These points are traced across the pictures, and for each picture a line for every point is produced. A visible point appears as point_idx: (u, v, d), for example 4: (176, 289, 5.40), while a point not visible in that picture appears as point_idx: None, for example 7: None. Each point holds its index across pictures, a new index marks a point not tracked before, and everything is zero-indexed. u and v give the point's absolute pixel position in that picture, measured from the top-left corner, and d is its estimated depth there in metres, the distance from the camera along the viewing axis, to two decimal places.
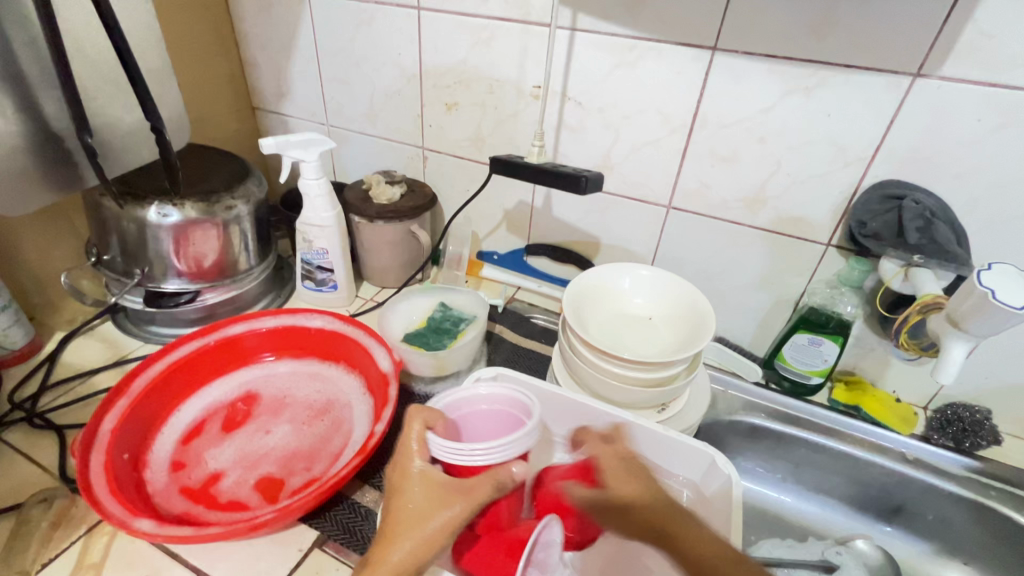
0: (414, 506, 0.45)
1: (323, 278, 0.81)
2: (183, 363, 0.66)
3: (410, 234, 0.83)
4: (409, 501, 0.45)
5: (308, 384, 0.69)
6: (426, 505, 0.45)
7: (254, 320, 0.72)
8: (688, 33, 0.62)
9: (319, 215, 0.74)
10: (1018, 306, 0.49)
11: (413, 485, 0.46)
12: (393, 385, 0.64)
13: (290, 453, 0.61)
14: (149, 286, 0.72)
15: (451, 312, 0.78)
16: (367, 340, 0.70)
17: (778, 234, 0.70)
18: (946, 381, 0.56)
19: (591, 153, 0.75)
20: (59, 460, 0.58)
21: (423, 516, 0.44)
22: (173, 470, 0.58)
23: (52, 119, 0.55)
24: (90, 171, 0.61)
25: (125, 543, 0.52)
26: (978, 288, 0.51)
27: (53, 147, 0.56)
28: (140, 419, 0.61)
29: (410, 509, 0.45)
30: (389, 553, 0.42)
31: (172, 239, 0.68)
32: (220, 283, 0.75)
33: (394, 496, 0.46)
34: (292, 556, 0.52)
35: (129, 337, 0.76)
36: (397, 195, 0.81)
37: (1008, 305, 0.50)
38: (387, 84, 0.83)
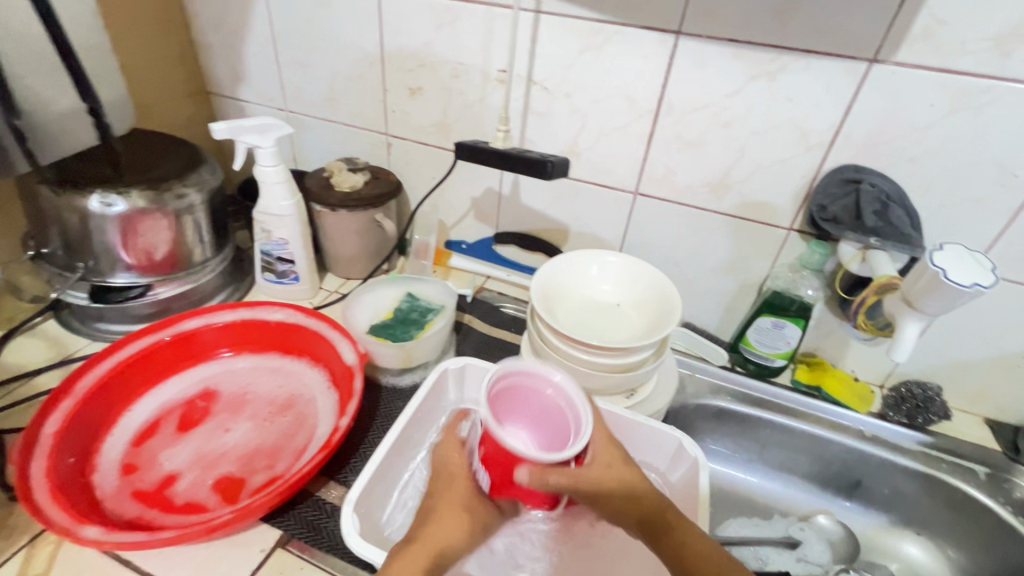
0: (459, 510, 0.46)
1: (283, 269, 0.78)
2: (134, 360, 0.63)
3: (375, 223, 0.81)
4: (449, 507, 0.45)
5: (269, 379, 0.67)
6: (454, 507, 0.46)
7: (211, 314, 0.69)
8: (653, 17, 0.62)
9: (277, 204, 0.71)
10: (967, 285, 0.51)
11: (457, 487, 0.47)
12: (359, 377, 0.62)
13: (251, 451, 0.59)
14: (95, 280, 0.68)
15: (418, 302, 0.76)
16: (331, 332, 0.68)
17: (742, 219, 0.71)
18: (901, 359, 0.58)
19: (558, 139, 0.75)
20: None
21: (466, 526, 0.45)
22: (123, 473, 0.55)
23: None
24: (23, 157, 0.56)
25: (72, 553, 0.49)
26: (931, 269, 0.53)
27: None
28: (86, 421, 0.58)
29: (452, 514, 0.45)
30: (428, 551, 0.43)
31: (118, 230, 0.64)
32: (174, 276, 0.71)
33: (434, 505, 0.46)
34: (254, 557, 0.50)
35: (75, 334, 0.72)
36: (360, 183, 0.79)
37: (958, 285, 0.51)
38: (348, 67, 0.80)
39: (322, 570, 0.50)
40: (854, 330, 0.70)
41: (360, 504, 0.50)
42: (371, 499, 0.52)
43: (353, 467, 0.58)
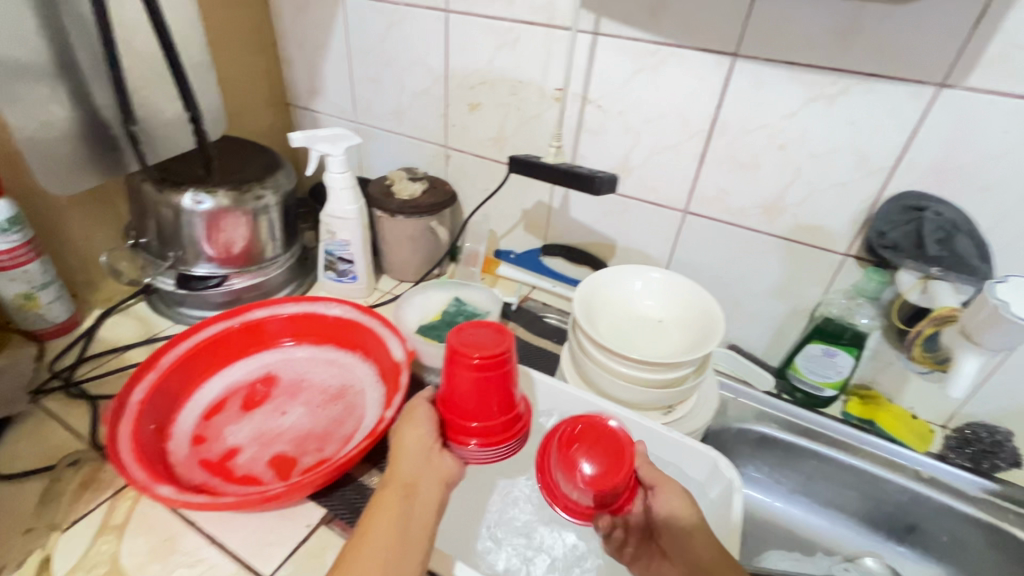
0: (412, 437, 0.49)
1: (344, 269, 0.83)
2: (209, 342, 0.70)
3: (430, 229, 0.86)
4: (405, 433, 0.50)
5: (324, 369, 0.72)
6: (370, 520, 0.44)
7: (277, 306, 0.75)
8: (710, 38, 0.63)
9: (342, 208, 0.77)
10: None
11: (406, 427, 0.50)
12: (405, 373, 0.66)
13: (303, 433, 0.63)
14: (182, 269, 0.75)
15: (465, 307, 0.79)
16: (382, 329, 0.72)
17: (795, 241, 0.69)
18: (956, 395, 0.56)
19: (610, 156, 0.76)
20: (92, 427, 0.62)
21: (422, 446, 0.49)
22: (194, 443, 0.61)
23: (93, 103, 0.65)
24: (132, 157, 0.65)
25: (146, 508, 0.55)
26: (990, 301, 0.51)
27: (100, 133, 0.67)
28: (166, 392, 0.64)
29: (414, 441, 0.49)
30: (401, 489, 0.46)
31: (204, 225, 0.71)
32: (247, 269, 0.78)
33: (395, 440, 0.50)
34: (300, 531, 0.54)
35: (160, 316, 0.80)
36: (418, 191, 0.84)
37: (1019, 318, 0.49)
38: (414, 83, 0.85)
39: None
40: (909, 362, 0.67)
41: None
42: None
43: None
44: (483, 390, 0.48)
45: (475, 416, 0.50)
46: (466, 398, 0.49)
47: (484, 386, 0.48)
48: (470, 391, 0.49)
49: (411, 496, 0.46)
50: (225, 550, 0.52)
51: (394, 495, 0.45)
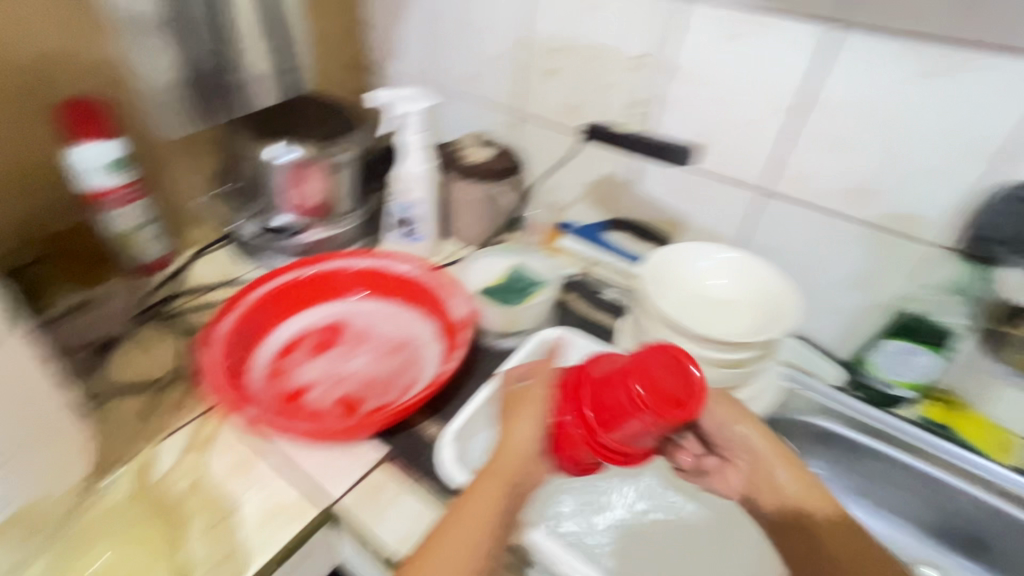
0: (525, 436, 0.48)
1: (410, 228, 0.85)
2: (286, 286, 0.74)
3: (496, 195, 0.86)
4: (520, 432, 0.48)
5: (389, 321, 0.75)
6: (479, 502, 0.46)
7: (348, 258, 0.78)
8: (813, 5, 0.59)
9: (414, 167, 0.79)
10: None
11: (522, 424, 0.49)
12: (465, 332, 0.69)
13: (369, 378, 0.66)
14: (265, 218, 0.80)
15: (526, 275, 0.78)
16: (446, 288, 0.75)
17: (884, 230, 0.65)
18: None
19: (689, 129, 0.74)
20: (183, 354, 0.68)
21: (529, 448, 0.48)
22: (270, 377, 0.66)
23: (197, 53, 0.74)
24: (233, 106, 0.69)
25: (228, 430, 0.60)
26: None
27: (201, 82, 0.76)
28: (248, 329, 0.69)
29: (525, 439, 0.48)
30: (503, 482, 0.47)
31: (288, 175, 0.75)
32: (322, 223, 0.82)
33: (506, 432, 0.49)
34: (362, 465, 0.58)
35: (241, 261, 0.84)
36: (488, 156, 0.84)
37: None
38: (493, 47, 0.85)
39: (416, 491, 0.56)
40: (1002, 367, 0.63)
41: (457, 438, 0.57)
42: (467, 435, 0.58)
43: (451, 409, 0.64)
44: (623, 410, 0.43)
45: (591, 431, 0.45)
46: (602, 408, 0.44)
47: (629, 408, 0.43)
48: (612, 406, 0.44)
49: (513, 495, 0.47)
50: (296, 474, 0.56)
51: (498, 488, 0.46)
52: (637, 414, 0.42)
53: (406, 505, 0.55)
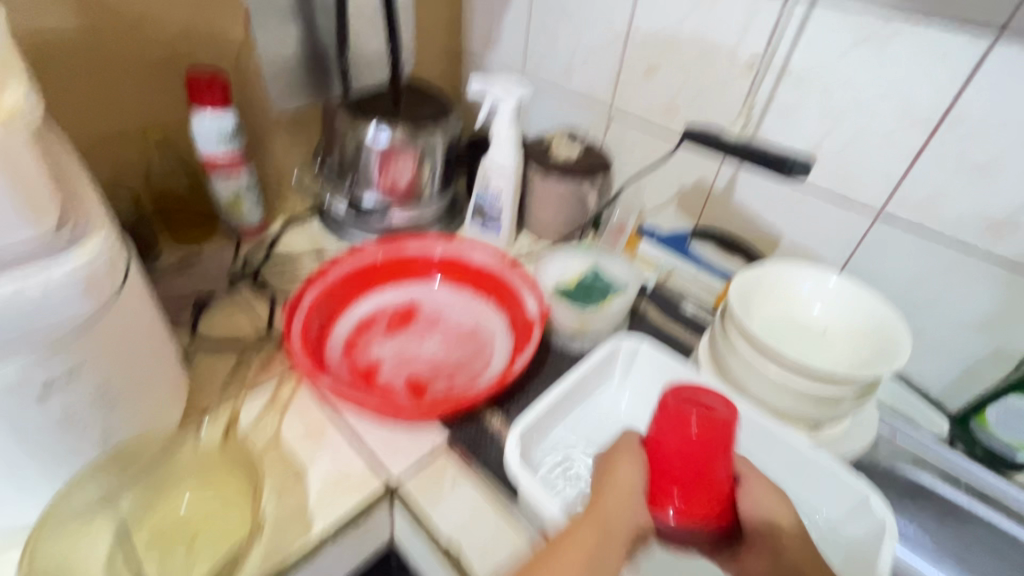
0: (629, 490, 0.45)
1: (490, 219, 0.85)
2: (368, 263, 0.75)
3: (580, 193, 0.84)
4: (624, 469, 0.46)
5: (461, 308, 0.75)
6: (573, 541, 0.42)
7: (429, 242, 0.79)
8: (970, 11, 0.52)
9: (502, 158, 0.78)
10: None
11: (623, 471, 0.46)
12: (538, 328, 0.67)
13: (438, 363, 0.67)
14: (354, 195, 0.82)
15: (603, 277, 0.76)
16: (520, 283, 0.73)
17: (1021, 271, 0.58)
18: None
19: (798, 140, 0.68)
20: (268, 317, 0.71)
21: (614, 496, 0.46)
22: (346, 350, 0.68)
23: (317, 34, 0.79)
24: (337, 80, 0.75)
25: (303, 396, 0.62)
26: None
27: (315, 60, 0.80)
28: (330, 300, 0.72)
29: (627, 483, 0.45)
30: (610, 517, 0.43)
31: (380, 155, 0.77)
32: (407, 205, 0.84)
33: (606, 473, 0.46)
34: (424, 448, 0.58)
35: (328, 235, 0.88)
36: (576, 152, 0.82)
37: None
38: (592, 41, 0.83)
39: (474, 482, 0.55)
40: None
41: (521, 434, 0.55)
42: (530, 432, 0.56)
43: (516, 404, 0.63)
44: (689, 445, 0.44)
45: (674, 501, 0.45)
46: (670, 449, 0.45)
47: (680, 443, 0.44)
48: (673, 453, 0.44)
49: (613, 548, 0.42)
50: (361, 447, 0.58)
51: (600, 534, 0.42)
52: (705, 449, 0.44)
53: (466, 493, 0.55)
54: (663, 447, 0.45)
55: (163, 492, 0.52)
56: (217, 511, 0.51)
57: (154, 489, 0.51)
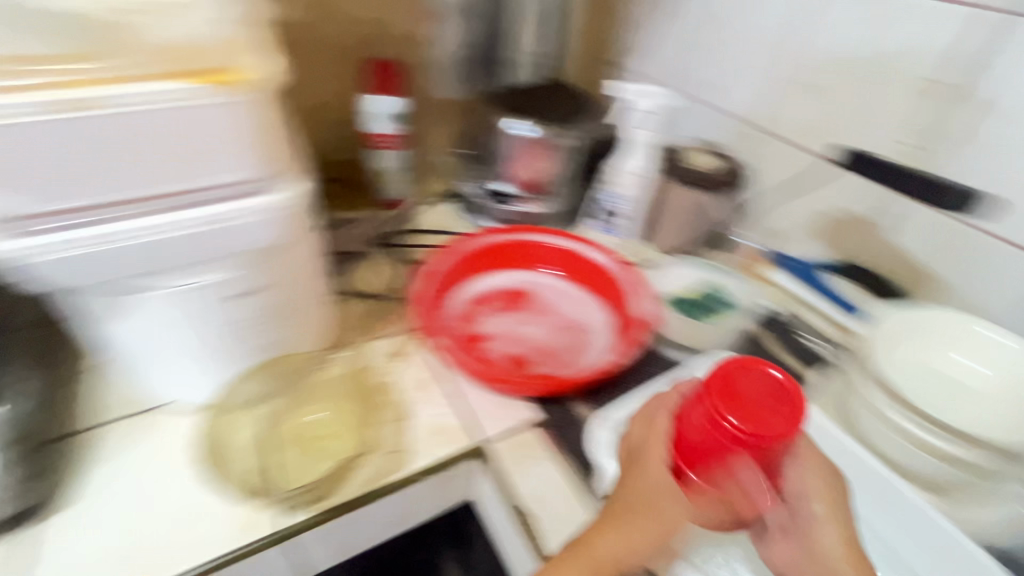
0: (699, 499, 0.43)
1: (613, 221, 0.90)
2: (490, 245, 0.82)
3: (706, 207, 0.82)
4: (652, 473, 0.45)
5: (568, 300, 0.79)
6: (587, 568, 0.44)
7: (548, 234, 0.83)
8: None
9: (634, 165, 0.83)
10: None
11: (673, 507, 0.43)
12: (642, 329, 0.69)
13: (542, 347, 0.71)
14: (488, 183, 0.90)
15: (718, 294, 0.76)
16: (630, 287, 0.76)
17: None
18: None
19: (971, 173, 0.62)
20: (398, 280, 0.80)
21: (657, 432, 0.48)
22: (460, 317, 0.75)
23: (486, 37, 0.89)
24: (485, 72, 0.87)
25: (418, 351, 0.70)
26: None
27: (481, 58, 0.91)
28: (453, 272, 0.79)
29: (648, 523, 0.44)
30: (606, 563, 0.43)
31: (516, 148, 0.83)
32: (533, 197, 0.90)
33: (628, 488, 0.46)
34: (516, 419, 0.63)
35: (456, 217, 0.96)
36: (710, 164, 0.80)
37: None
38: (745, 55, 0.82)
39: (558, 460, 0.59)
40: None
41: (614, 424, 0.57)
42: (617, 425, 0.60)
43: (608, 398, 0.65)
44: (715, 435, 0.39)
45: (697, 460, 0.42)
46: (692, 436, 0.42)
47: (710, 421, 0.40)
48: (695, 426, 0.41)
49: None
50: (462, 405, 0.64)
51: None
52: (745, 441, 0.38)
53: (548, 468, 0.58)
54: (691, 426, 0.42)
55: (299, 407, 0.61)
56: (338, 434, 0.59)
57: (291, 401, 0.61)
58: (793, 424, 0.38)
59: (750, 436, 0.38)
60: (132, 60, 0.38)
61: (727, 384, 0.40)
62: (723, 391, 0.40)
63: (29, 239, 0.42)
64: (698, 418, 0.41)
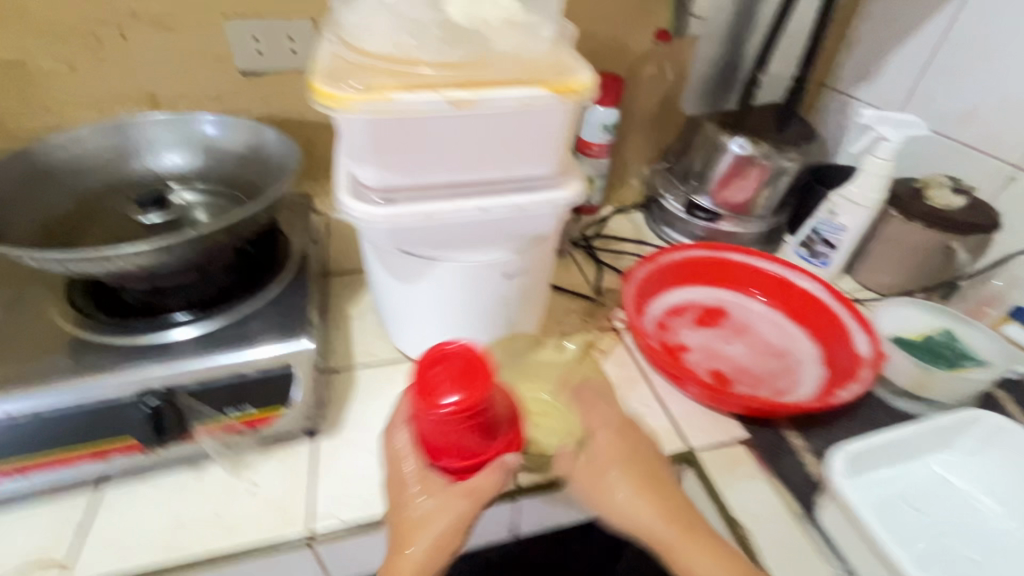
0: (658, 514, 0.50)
1: (819, 251, 0.84)
2: (693, 259, 0.81)
3: (944, 249, 0.76)
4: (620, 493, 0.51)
5: (770, 326, 0.76)
6: (421, 542, 0.48)
7: (753, 256, 0.81)
8: None
9: (862, 194, 0.76)
10: None
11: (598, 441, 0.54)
12: (868, 370, 0.65)
13: (745, 368, 0.70)
14: (689, 197, 0.90)
15: (956, 343, 0.69)
16: (850, 322, 0.71)
17: None
18: None
19: None
20: (595, 281, 0.83)
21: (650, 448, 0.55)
22: (658, 327, 0.76)
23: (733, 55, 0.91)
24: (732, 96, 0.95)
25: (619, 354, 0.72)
26: None
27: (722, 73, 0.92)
28: (653, 281, 0.79)
29: (453, 518, 0.49)
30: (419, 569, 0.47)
31: (731, 167, 0.83)
32: (736, 217, 0.88)
33: (418, 516, 0.49)
34: (722, 436, 0.62)
35: (647, 228, 0.97)
36: (955, 204, 0.74)
37: None
38: (1019, 85, 0.72)
39: (769, 486, 0.57)
40: None
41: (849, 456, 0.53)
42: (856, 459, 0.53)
43: (821, 434, 0.62)
44: (446, 420, 0.45)
45: (446, 446, 0.48)
46: (427, 429, 0.47)
47: (435, 398, 0.45)
48: (432, 424, 0.46)
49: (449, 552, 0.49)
50: (666, 411, 0.65)
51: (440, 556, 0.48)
52: (463, 417, 0.45)
53: (760, 491, 0.57)
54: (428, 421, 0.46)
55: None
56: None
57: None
58: (476, 387, 0.45)
59: (466, 407, 0.45)
60: (495, 67, 0.45)
61: (432, 368, 0.46)
62: (467, 368, 0.46)
63: (375, 207, 0.48)
64: (434, 381, 0.46)
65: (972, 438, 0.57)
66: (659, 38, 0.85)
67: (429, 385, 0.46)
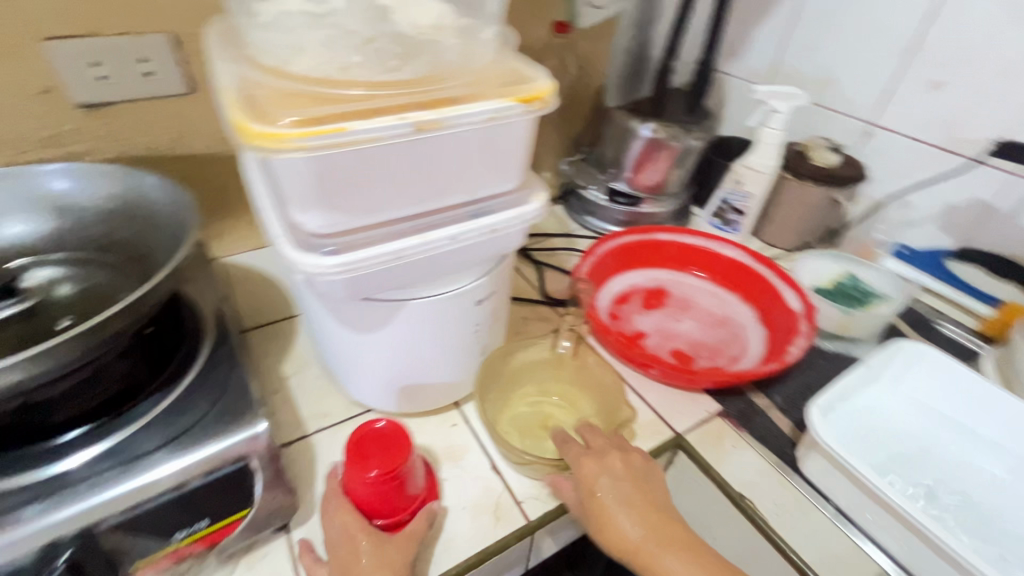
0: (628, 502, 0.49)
1: (731, 219, 0.90)
2: (627, 245, 0.83)
3: (832, 202, 0.85)
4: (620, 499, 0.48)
5: (707, 297, 0.81)
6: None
7: (679, 233, 0.85)
8: None
9: (761, 161, 0.83)
10: None
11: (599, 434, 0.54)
12: (805, 322, 0.71)
13: (698, 342, 0.74)
14: (610, 185, 0.92)
15: (860, 284, 0.78)
16: (776, 280, 0.78)
17: None
18: None
19: None
20: (540, 283, 0.82)
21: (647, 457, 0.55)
22: (611, 318, 0.76)
23: (641, 48, 0.97)
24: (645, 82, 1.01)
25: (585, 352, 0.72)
26: None
27: (635, 66, 0.98)
28: (596, 274, 0.80)
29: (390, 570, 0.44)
30: None
31: (644, 151, 0.86)
32: (655, 198, 0.91)
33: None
34: (700, 413, 0.65)
35: (570, 220, 0.97)
36: (836, 162, 0.83)
37: None
38: (864, 52, 0.83)
39: (752, 450, 0.61)
40: None
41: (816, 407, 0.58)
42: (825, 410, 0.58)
43: (778, 390, 0.67)
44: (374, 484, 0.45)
45: (380, 513, 0.47)
46: (362, 494, 0.46)
47: (368, 467, 0.45)
48: (363, 490, 0.46)
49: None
50: (644, 401, 0.66)
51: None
52: (388, 479, 0.45)
53: (746, 457, 0.60)
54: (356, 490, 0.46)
55: (508, 396, 0.64)
56: (558, 413, 0.63)
57: (501, 391, 0.63)
58: (399, 453, 0.45)
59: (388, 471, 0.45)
60: (449, 82, 0.40)
61: (362, 444, 0.46)
62: (388, 440, 0.46)
63: (324, 257, 0.40)
64: (358, 458, 0.46)
65: (900, 367, 0.65)
66: (558, 30, 0.84)
67: (359, 458, 0.46)
